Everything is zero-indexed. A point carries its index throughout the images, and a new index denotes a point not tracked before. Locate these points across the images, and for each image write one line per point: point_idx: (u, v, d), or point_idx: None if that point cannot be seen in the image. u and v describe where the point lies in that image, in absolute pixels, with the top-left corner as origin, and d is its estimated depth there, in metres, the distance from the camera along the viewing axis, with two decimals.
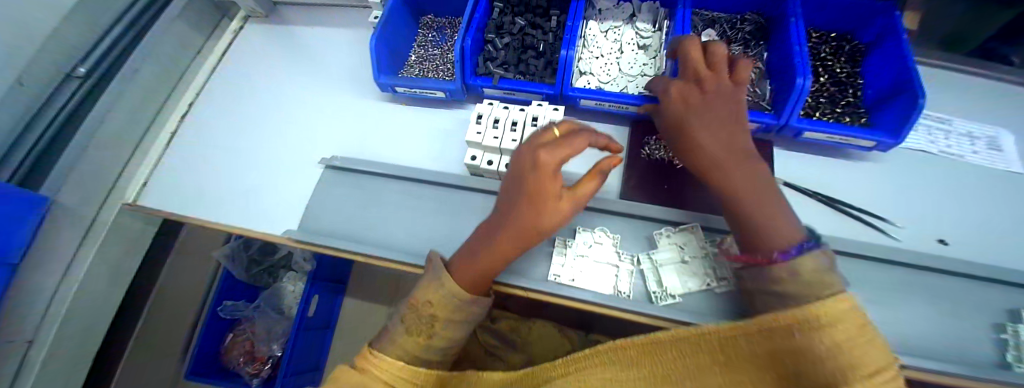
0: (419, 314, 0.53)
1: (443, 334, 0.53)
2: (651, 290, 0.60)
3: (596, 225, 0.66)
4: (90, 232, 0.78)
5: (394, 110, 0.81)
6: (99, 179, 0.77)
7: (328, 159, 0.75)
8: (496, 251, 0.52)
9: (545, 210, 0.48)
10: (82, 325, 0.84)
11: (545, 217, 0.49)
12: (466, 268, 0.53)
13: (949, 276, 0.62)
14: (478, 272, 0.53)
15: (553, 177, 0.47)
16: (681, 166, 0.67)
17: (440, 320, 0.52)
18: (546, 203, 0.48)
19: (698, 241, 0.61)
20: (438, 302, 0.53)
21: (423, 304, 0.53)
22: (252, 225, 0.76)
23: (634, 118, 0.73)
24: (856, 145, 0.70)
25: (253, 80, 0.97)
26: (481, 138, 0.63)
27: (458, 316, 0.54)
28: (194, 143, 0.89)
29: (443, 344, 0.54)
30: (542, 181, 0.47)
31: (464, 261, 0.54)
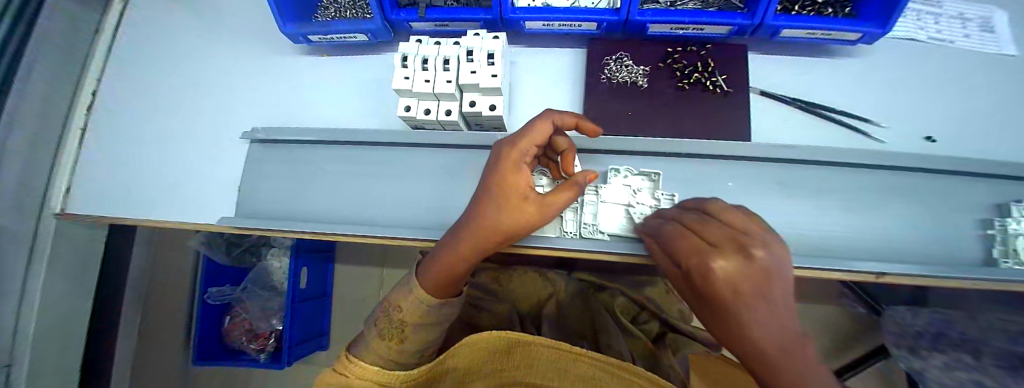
0: (390, 319, 0.49)
1: (417, 337, 0.49)
2: (585, 222, 0.57)
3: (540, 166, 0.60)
4: (36, 248, 0.69)
5: (316, 64, 0.70)
6: (26, 190, 0.66)
7: (249, 133, 0.65)
8: (453, 255, 0.46)
9: (508, 210, 0.44)
10: (63, 342, 0.77)
11: (506, 215, 0.44)
12: (429, 265, 0.49)
13: (934, 176, 0.59)
14: (438, 278, 0.47)
15: (517, 168, 0.44)
16: (647, 87, 0.59)
17: (409, 325, 0.48)
18: (508, 200, 0.44)
19: (653, 188, 0.56)
20: (406, 306, 0.49)
21: (393, 307, 0.50)
22: (183, 218, 0.67)
23: (591, 37, 0.63)
24: (838, 40, 0.62)
25: (170, 44, 0.78)
26: (411, 83, 0.54)
27: (428, 321, 0.49)
28: (111, 130, 0.75)
29: (418, 346, 0.49)
30: (503, 175, 0.44)
31: (429, 264, 0.49)
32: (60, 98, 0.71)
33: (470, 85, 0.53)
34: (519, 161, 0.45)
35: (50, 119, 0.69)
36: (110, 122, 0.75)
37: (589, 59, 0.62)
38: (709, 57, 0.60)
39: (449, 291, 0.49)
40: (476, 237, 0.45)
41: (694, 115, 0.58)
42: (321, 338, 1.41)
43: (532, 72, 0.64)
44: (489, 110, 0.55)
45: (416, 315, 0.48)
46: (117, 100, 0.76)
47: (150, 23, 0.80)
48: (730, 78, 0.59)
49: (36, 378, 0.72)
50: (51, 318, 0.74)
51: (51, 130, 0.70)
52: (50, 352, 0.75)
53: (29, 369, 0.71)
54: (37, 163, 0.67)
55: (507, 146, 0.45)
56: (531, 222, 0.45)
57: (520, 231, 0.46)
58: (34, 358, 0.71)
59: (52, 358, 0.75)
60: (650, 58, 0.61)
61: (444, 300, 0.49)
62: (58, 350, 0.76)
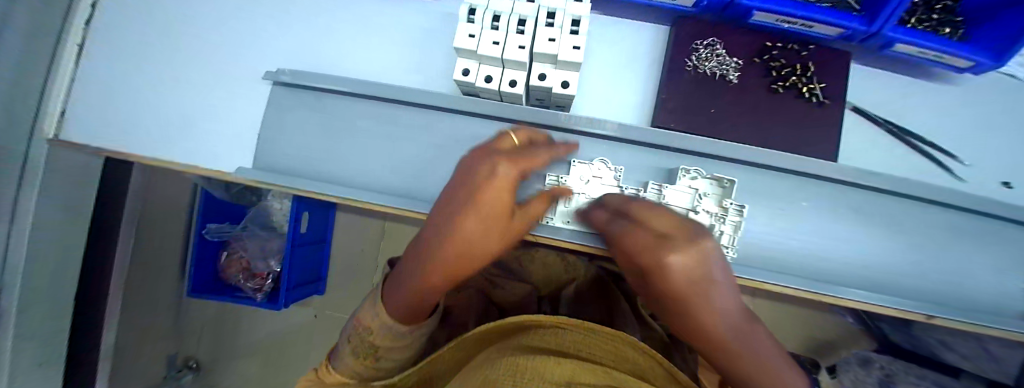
0: (362, 339, 0.48)
1: (388, 357, 0.49)
2: None
3: (593, 155, 0.53)
4: (27, 173, 0.61)
5: (354, 1, 0.60)
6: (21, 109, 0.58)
7: (273, 73, 0.57)
8: (423, 280, 0.44)
9: (493, 237, 0.43)
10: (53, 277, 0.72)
11: (488, 242, 0.43)
12: (399, 288, 0.46)
13: (1002, 224, 0.57)
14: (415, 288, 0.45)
15: (507, 192, 0.40)
16: (737, 83, 0.52)
17: (381, 346, 0.48)
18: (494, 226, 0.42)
19: (722, 197, 0.51)
20: (376, 329, 0.47)
21: (364, 329, 0.48)
22: (195, 159, 0.60)
23: (681, 15, 0.55)
24: (945, 64, 0.56)
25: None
26: (477, 44, 0.46)
27: (401, 344, 0.49)
28: (114, 46, 0.65)
29: (393, 363, 0.50)
30: (495, 203, 0.40)
31: (395, 291, 0.47)
32: (58, 3, 0.60)
33: (546, 56, 0.46)
34: (511, 187, 0.41)
35: (45, 28, 0.58)
36: (112, 39, 0.65)
37: (676, 40, 0.54)
38: (811, 59, 0.53)
39: (420, 316, 0.48)
40: (455, 259, 0.43)
41: (780, 123, 0.52)
42: (318, 283, 1.36)
43: (606, 47, 0.56)
44: (561, 88, 0.47)
45: (384, 337, 0.47)
46: (119, 15, 0.66)
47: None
48: (830, 88, 0.52)
49: (29, 313, 0.68)
50: (41, 248, 0.68)
51: (47, 41, 0.60)
52: (45, 285, 0.71)
53: (19, 304, 0.66)
54: (30, 78, 0.58)
55: (504, 165, 0.39)
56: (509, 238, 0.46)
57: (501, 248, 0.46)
58: (23, 289, 0.66)
59: (46, 291, 0.71)
60: (744, 49, 0.54)
61: (410, 326, 0.48)
62: (50, 281, 0.71)
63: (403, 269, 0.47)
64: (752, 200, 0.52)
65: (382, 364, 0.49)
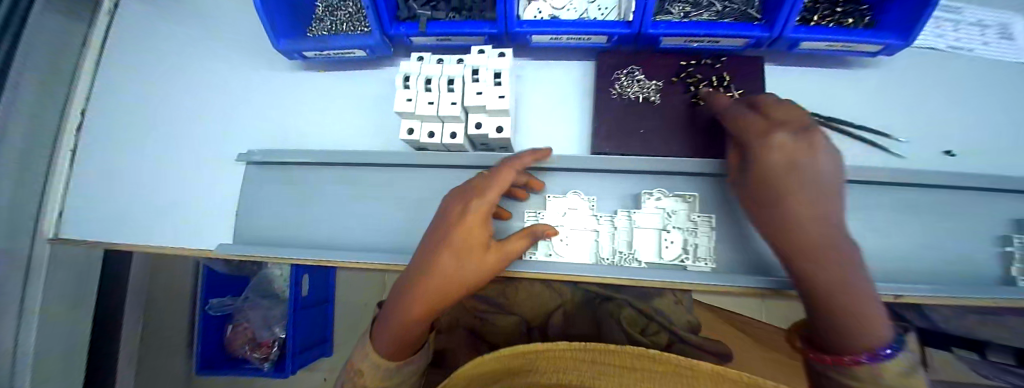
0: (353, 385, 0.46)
1: None
2: (619, 250, 0.56)
3: (567, 188, 0.58)
4: (30, 275, 0.68)
5: (314, 79, 0.67)
6: (20, 216, 0.66)
7: (245, 154, 0.62)
8: (406, 315, 0.43)
9: (472, 265, 0.43)
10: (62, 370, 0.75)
11: (470, 268, 0.43)
12: (385, 324, 0.44)
13: (949, 192, 0.59)
14: (399, 328, 0.43)
15: (481, 220, 0.44)
16: (660, 103, 0.57)
17: None
18: (471, 253, 0.43)
19: (688, 212, 0.55)
20: (367, 371, 0.45)
21: (355, 371, 0.46)
22: (179, 243, 0.65)
23: (602, 49, 0.60)
24: (858, 51, 0.59)
25: (164, 61, 0.75)
26: (415, 106, 0.51)
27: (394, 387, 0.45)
28: (102, 150, 0.73)
29: None
30: (471, 231, 0.43)
31: (382, 325, 0.45)
32: (47, 119, 0.69)
33: (476, 107, 0.51)
34: (483, 216, 0.44)
35: (38, 144, 0.68)
36: (96, 143, 0.73)
37: (599, 73, 0.59)
38: (724, 71, 0.58)
39: (408, 354, 0.45)
40: (437, 290, 0.43)
41: (709, 131, 0.56)
42: (324, 345, 1.37)
43: (540, 89, 0.62)
44: (496, 132, 0.52)
45: (377, 378, 0.44)
46: (104, 120, 0.74)
47: (134, 34, 0.77)
48: (746, 93, 0.57)
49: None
50: (50, 343, 0.72)
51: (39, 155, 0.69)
52: (54, 378, 0.74)
53: None
54: (27, 186, 0.66)
55: (474, 196, 0.44)
56: (489, 272, 0.45)
57: (480, 283, 0.45)
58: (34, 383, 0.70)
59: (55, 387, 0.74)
60: (663, 71, 0.59)
61: (399, 362, 0.45)
62: (59, 371, 0.75)
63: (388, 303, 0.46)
64: (702, 208, 0.55)
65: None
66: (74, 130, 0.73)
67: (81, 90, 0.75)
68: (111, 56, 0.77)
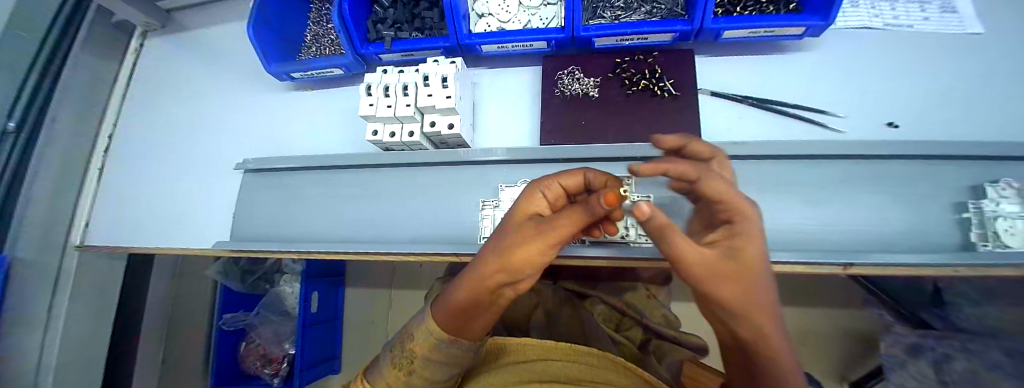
0: (402, 347, 0.41)
1: (422, 374, 0.39)
2: None
3: (519, 177, 0.61)
4: (59, 281, 0.82)
5: (302, 97, 0.77)
6: (53, 231, 0.80)
7: (241, 164, 0.72)
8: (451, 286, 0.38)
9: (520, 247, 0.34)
10: (78, 377, 0.87)
11: (513, 238, 0.34)
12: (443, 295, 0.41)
13: (893, 161, 0.60)
14: (454, 308, 0.37)
15: (533, 191, 0.38)
16: (599, 97, 0.63)
17: (420, 359, 0.39)
18: (516, 222, 0.36)
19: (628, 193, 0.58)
20: (418, 335, 0.39)
21: (406, 334, 0.41)
22: (184, 243, 0.75)
23: (546, 54, 0.67)
24: (786, 35, 0.63)
25: (175, 90, 0.88)
26: (375, 110, 0.59)
27: (443, 358, 0.39)
28: (126, 170, 0.86)
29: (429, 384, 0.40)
30: (521, 205, 0.38)
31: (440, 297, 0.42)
32: (80, 146, 0.85)
33: (427, 108, 0.58)
34: (538, 186, 0.38)
35: (71, 166, 0.84)
36: (118, 162, 0.88)
37: (544, 75, 0.66)
38: (656, 64, 0.63)
39: (454, 332, 0.38)
40: (478, 261, 0.36)
41: (643, 118, 0.60)
42: (332, 362, 1.41)
43: (493, 92, 0.69)
44: (448, 129, 0.60)
45: (427, 347, 0.38)
46: (124, 142, 0.89)
47: (153, 71, 0.92)
48: (679, 82, 0.62)
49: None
50: (70, 345, 0.84)
51: (73, 174, 0.84)
52: (73, 377, 0.86)
53: None
54: (60, 204, 0.81)
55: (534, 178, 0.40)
56: (535, 242, 0.33)
57: (524, 253, 0.33)
58: (57, 381, 0.82)
59: (73, 378, 0.86)
60: (600, 70, 0.65)
61: (453, 340, 0.38)
62: (79, 373, 0.87)
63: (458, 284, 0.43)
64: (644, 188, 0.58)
65: (415, 383, 0.39)
66: (101, 150, 0.89)
67: (110, 116, 0.91)
68: (132, 89, 0.92)
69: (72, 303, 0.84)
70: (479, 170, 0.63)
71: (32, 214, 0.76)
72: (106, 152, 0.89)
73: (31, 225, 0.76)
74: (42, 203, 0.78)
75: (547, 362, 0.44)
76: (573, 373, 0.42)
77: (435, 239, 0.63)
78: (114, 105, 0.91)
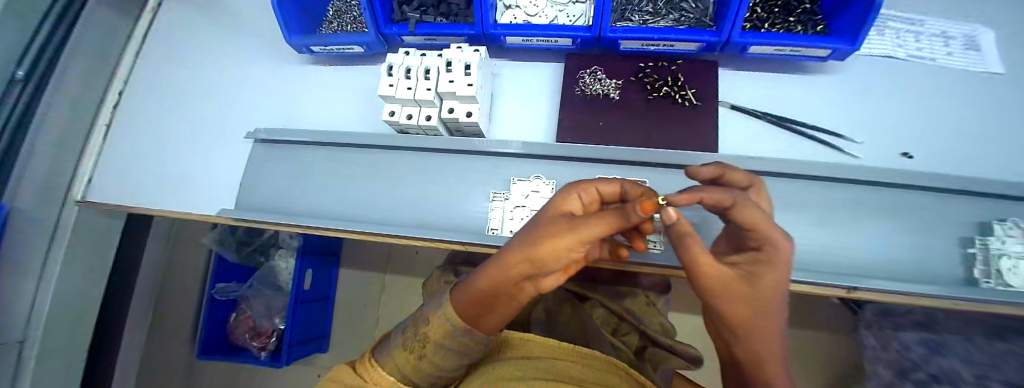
0: (415, 330, 0.40)
1: (433, 359, 0.39)
2: None
3: (533, 172, 0.61)
4: (56, 234, 0.81)
5: (319, 72, 0.76)
6: (55, 183, 0.79)
7: (253, 133, 0.71)
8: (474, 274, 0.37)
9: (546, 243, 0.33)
10: (66, 332, 0.87)
11: (541, 231, 0.33)
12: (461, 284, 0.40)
13: (905, 191, 0.60)
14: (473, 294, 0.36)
15: (570, 190, 0.37)
16: (620, 99, 0.62)
17: (432, 344, 0.38)
18: (547, 217, 0.35)
19: None
20: (435, 320, 0.39)
21: (421, 317, 0.41)
22: (188, 208, 0.74)
23: (569, 51, 0.67)
24: (810, 56, 0.63)
25: (190, 53, 0.87)
26: (395, 90, 0.58)
27: (456, 347, 0.38)
28: (133, 128, 0.85)
29: (437, 370, 0.39)
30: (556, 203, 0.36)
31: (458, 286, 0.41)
32: (89, 100, 0.84)
33: (448, 93, 0.58)
34: (577, 187, 0.37)
35: (79, 119, 0.83)
36: (125, 120, 0.87)
37: (566, 72, 0.65)
38: (679, 72, 0.63)
39: (471, 322, 0.38)
40: (504, 251, 0.35)
41: (662, 124, 0.60)
42: (321, 341, 1.40)
43: (513, 84, 0.69)
44: (466, 117, 0.59)
45: (441, 333, 0.38)
46: (134, 100, 0.88)
47: (169, 31, 0.91)
48: (700, 92, 0.62)
49: (48, 344, 0.83)
50: (61, 299, 0.84)
51: (81, 127, 0.83)
52: (61, 332, 0.85)
53: (40, 348, 0.81)
54: (66, 156, 0.80)
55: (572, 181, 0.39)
56: (563, 240, 0.31)
57: (550, 250, 0.31)
58: (45, 335, 0.82)
59: (62, 332, 0.85)
60: (623, 72, 0.64)
61: (468, 330, 0.37)
62: (67, 329, 0.87)
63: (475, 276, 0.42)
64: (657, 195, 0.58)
65: (424, 368, 0.39)
66: (110, 106, 0.88)
67: (122, 73, 0.90)
68: (148, 47, 0.91)
69: (67, 257, 0.83)
70: (493, 161, 0.62)
71: (34, 165, 0.75)
72: (116, 108, 0.88)
73: (33, 175, 0.75)
74: (44, 153, 0.77)
75: (551, 359, 0.43)
76: (577, 373, 0.41)
77: (442, 225, 0.63)
78: (127, 62, 0.90)
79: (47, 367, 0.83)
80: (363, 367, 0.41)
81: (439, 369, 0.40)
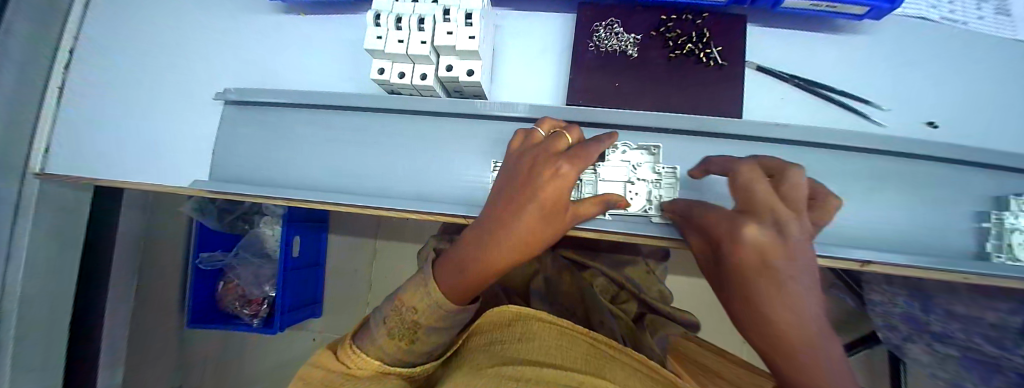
0: (401, 318, 0.42)
1: (427, 340, 0.42)
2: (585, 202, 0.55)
3: None
4: (21, 210, 0.73)
5: (293, 23, 0.67)
6: (11, 154, 0.70)
7: (222, 93, 0.62)
8: (479, 240, 0.41)
9: (533, 206, 0.39)
10: (44, 313, 0.81)
11: (541, 185, 0.39)
12: (451, 261, 0.42)
13: (928, 163, 0.58)
14: (478, 258, 0.40)
15: (547, 145, 0.42)
16: (638, 57, 0.56)
17: (423, 327, 0.41)
18: (536, 170, 0.40)
19: (652, 166, 0.54)
20: (424, 307, 0.41)
21: (404, 304, 0.42)
22: (157, 180, 0.67)
23: (582, 1, 0.59)
24: (844, 13, 0.57)
25: (144, 1, 0.75)
26: (385, 44, 0.50)
27: (445, 324, 0.42)
28: (88, 91, 0.75)
29: (430, 348, 0.43)
30: (539, 155, 0.41)
31: (445, 263, 0.43)
32: (38, 62, 0.72)
33: (446, 48, 0.50)
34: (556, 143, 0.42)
35: (35, 78, 0.72)
36: (82, 82, 0.76)
37: (578, 24, 0.58)
38: (706, 27, 0.56)
39: (469, 295, 0.42)
40: (505, 209, 0.41)
41: (684, 86, 0.55)
42: (313, 306, 1.38)
43: (518, 38, 0.61)
44: (467, 76, 0.53)
45: (433, 317, 0.41)
46: (87, 59, 0.77)
47: None
48: (726, 51, 0.56)
49: (26, 325, 0.78)
50: (34, 279, 0.78)
51: (32, 89, 0.72)
52: (38, 314, 0.80)
53: (17, 332, 0.76)
54: (19, 122, 0.70)
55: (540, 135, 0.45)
56: (557, 186, 0.39)
57: (549, 195, 0.39)
58: (20, 318, 0.76)
59: (40, 311, 0.81)
60: (642, 26, 0.57)
61: (460, 308, 0.42)
62: (45, 310, 0.82)
63: (455, 249, 0.44)
64: (671, 165, 0.54)
65: (416, 349, 0.42)
66: (60, 67, 0.76)
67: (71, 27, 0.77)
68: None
69: (35, 235, 0.76)
70: (496, 127, 0.56)
71: None
72: (67, 70, 0.77)
73: None
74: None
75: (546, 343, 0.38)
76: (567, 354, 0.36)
77: (441, 197, 0.58)
78: (74, 12, 0.77)
79: (28, 348, 0.79)
80: (348, 353, 0.42)
81: (428, 347, 0.43)
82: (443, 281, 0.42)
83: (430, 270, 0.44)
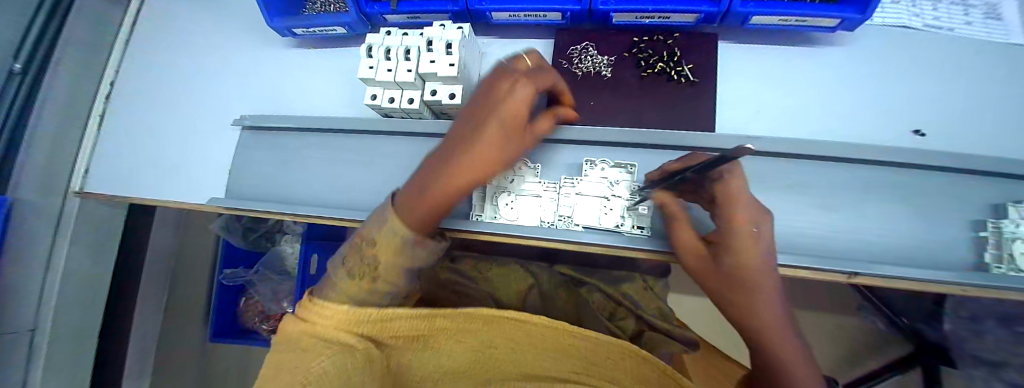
0: (362, 254, 0.42)
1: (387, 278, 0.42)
2: (562, 215, 0.58)
3: None
4: (61, 223, 0.82)
5: (303, 55, 0.75)
6: (57, 174, 0.80)
7: (240, 120, 0.70)
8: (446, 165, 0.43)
9: (497, 122, 0.42)
10: (75, 317, 0.90)
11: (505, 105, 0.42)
12: (413, 192, 0.43)
13: (914, 171, 0.57)
14: (444, 184, 0.42)
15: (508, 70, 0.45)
16: (611, 76, 0.60)
17: (382, 262, 0.41)
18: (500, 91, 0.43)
19: (628, 183, 0.56)
20: (382, 239, 0.42)
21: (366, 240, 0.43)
22: (181, 198, 0.75)
23: (559, 26, 0.64)
24: (817, 27, 0.59)
25: (178, 40, 0.86)
26: (375, 73, 0.56)
27: (408, 261, 0.42)
28: (123, 119, 0.85)
29: (393, 288, 0.43)
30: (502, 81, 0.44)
31: (407, 195, 0.44)
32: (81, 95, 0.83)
33: (429, 74, 0.55)
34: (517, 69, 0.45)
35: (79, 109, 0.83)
36: (120, 111, 0.86)
37: (556, 48, 0.62)
38: (676, 47, 0.60)
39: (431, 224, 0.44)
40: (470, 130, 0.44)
41: (656, 102, 0.57)
42: None
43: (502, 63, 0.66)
44: (450, 99, 0.57)
45: (393, 247, 0.41)
46: (124, 92, 0.87)
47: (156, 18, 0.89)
48: (696, 68, 0.58)
49: (59, 329, 0.86)
50: (68, 287, 0.86)
51: (76, 118, 0.83)
52: (70, 318, 0.88)
53: (51, 335, 0.84)
54: (62, 149, 0.80)
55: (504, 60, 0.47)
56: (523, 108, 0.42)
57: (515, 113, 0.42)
58: (56, 321, 0.85)
59: (73, 315, 0.89)
60: (615, 48, 0.61)
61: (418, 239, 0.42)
62: (78, 314, 0.90)
63: (416, 179, 0.45)
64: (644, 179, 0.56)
65: (380, 289, 0.42)
66: (101, 98, 0.87)
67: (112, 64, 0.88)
68: (138, 38, 0.90)
69: (73, 246, 0.85)
70: None
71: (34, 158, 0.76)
72: (108, 100, 0.88)
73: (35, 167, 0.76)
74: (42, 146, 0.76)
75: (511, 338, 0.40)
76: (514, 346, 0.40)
77: None
78: (117, 52, 0.89)
79: (60, 350, 0.87)
80: (308, 308, 0.40)
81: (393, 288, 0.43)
82: (405, 210, 0.42)
83: (389, 206, 0.44)
